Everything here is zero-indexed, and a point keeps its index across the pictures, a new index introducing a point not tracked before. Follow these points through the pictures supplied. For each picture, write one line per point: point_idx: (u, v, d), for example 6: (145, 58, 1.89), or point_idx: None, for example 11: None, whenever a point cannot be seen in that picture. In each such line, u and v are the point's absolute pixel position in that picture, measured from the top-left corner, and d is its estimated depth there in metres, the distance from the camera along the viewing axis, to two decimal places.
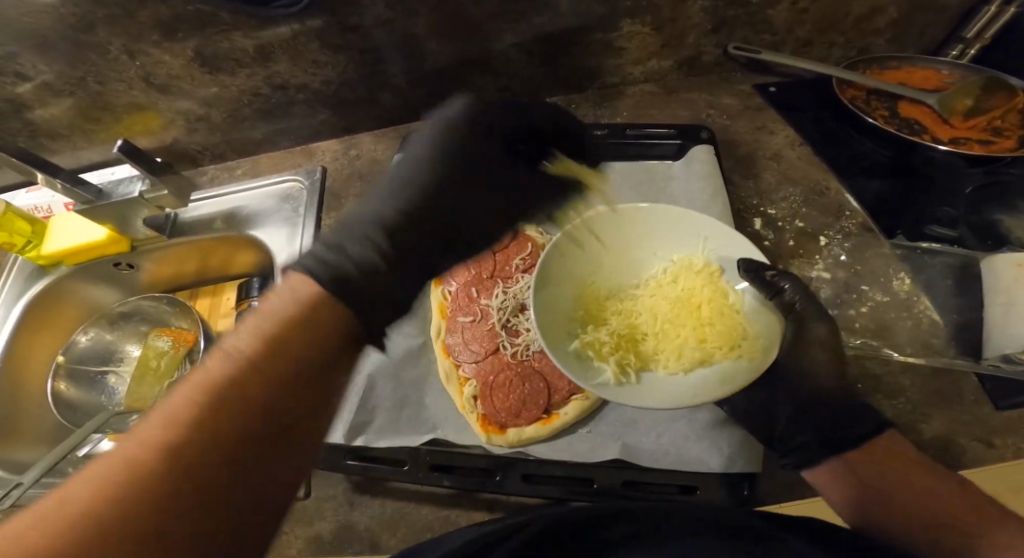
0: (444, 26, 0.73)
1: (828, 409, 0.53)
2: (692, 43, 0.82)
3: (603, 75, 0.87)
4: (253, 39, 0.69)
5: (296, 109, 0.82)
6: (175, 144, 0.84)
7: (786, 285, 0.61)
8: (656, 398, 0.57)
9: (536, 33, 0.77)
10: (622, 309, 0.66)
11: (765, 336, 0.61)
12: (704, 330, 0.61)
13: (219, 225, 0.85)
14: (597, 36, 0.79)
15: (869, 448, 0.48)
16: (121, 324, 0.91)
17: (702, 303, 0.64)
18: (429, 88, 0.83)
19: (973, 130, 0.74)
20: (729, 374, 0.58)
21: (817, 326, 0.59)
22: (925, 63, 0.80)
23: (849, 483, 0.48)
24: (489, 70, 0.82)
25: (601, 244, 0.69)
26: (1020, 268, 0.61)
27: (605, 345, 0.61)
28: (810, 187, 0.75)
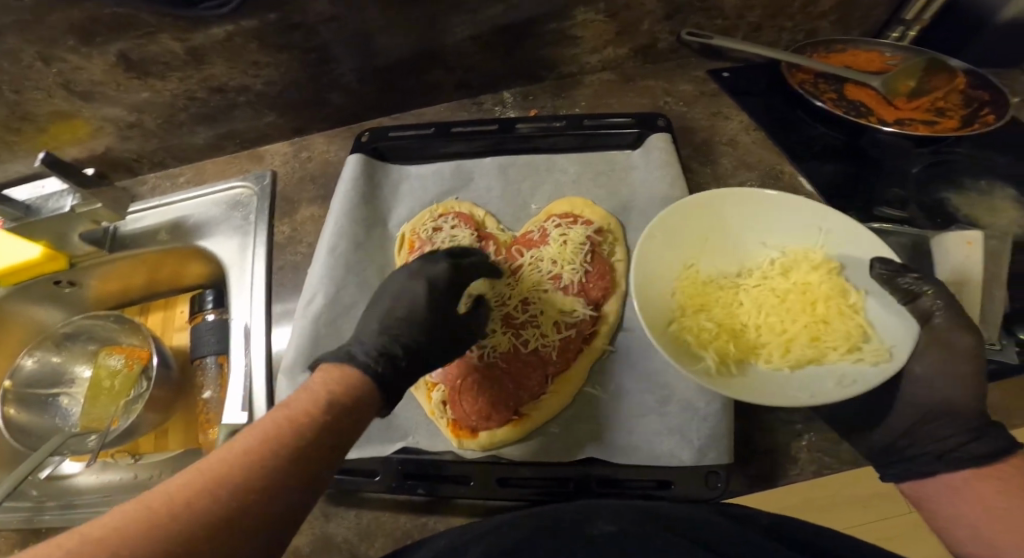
0: (391, 21, 0.71)
1: (960, 422, 0.51)
2: (645, 30, 0.81)
3: (560, 65, 0.85)
4: (183, 42, 0.65)
5: (238, 112, 0.78)
6: (108, 152, 0.79)
7: (926, 290, 0.52)
8: (763, 393, 0.53)
9: (487, 25, 0.75)
10: (724, 297, 0.61)
11: (896, 344, 0.54)
12: (819, 328, 0.56)
13: (164, 237, 0.81)
14: (550, 26, 0.78)
15: (986, 467, 0.48)
16: (67, 344, 0.86)
17: (820, 297, 0.58)
18: (380, 85, 0.81)
19: (917, 111, 0.75)
20: (848, 381, 0.52)
21: (957, 333, 0.51)
22: (867, 45, 0.81)
23: (955, 497, 0.48)
24: (442, 65, 0.80)
25: (697, 228, 0.64)
26: (970, 245, 0.59)
27: (707, 332, 0.57)
28: (766, 171, 0.76)
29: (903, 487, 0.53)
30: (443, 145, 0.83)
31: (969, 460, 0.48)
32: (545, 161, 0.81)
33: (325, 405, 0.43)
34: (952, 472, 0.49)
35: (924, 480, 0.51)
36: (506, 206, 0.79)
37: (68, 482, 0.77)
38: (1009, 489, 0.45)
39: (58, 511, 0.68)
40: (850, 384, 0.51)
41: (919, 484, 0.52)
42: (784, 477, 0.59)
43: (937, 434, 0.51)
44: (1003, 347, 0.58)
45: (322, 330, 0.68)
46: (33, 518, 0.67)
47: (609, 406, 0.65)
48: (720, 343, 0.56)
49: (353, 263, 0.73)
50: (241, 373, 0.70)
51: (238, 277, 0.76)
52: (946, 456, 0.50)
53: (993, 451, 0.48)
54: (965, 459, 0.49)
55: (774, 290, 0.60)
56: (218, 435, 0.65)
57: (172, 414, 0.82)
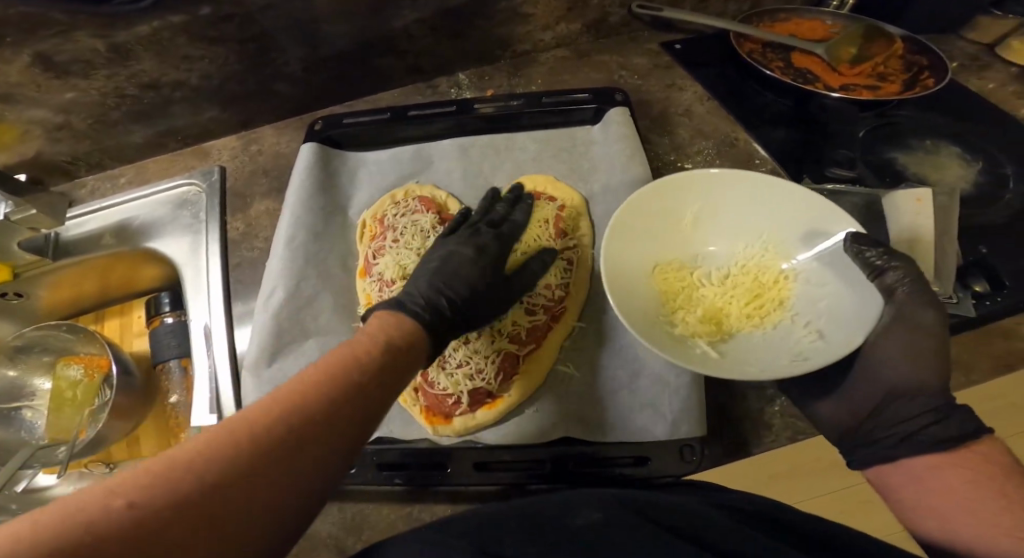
0: (336, 6, 0.68)
1: (923, 401, 0.50)
2: (596, 5, 0.81)
3: (512, 44, 0.84)
4: (105, 39, 0.62)
5: (177, 107, 0.74)
6: (40, 157, 0.75)
7: (895, 267, 0.54)
8: (737, 368, 0.53)
9: (435, 7, 0.73)
10: (693, 286, 0.62)
11: (849, 314, 0.55)
12: (765, 310, 0.59)
13: (109, 241, 0.77)
14: (500, 5, 0.76)
15: (949, 454, 0.46)
16: (21, 357, 0.82)
17: (765, 281, 0.61)
18: (328, 73, 0.78)
19: (860, 76, 0.77)
20: (807, 352, 0.53)
21: (921, 309, 0.53)
22: (810, 14, 0.82)
23: (921, 486, 0.46)
24: (391, 50, 0.78)
25: (668, 214, 0.65)
26: (919, 203, 0.61)
27: (686, 317, 0.59)
28: (721, 139, 0.76)
29: (867, 474, 0.51)
30: (401, 129, 0.81)
31: (933, 444, 0.47)
32: (505, 141, 0.80)
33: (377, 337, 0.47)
34: (915, 455, 0.47)
35: (885, 467, 0.50)
36: (467, 186, 0.78)
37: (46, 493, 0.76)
38: (977, 477, 0.43)
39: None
40: (809, 358, 0.52)
41: (884, 470, 0.50)
42: (757, 441, 0.60)
43: (905, 415, 0.50)
44: (960, 300, 0.59)
45: (284, 322, 0.67)
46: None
47: (581, 384, 0.66)
48: (698, 327, 0.58)
49: (325, 255, 0.73)
50: (205, 376, 0.69)
51: (194, 278, 0.74)
52: (909, 439, 0.48)
53: (960, 435, 0.46)
54: (927, 443, 0.47)
55: (732, 279, 0.63)
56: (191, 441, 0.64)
57: (144, 419, 0.81)
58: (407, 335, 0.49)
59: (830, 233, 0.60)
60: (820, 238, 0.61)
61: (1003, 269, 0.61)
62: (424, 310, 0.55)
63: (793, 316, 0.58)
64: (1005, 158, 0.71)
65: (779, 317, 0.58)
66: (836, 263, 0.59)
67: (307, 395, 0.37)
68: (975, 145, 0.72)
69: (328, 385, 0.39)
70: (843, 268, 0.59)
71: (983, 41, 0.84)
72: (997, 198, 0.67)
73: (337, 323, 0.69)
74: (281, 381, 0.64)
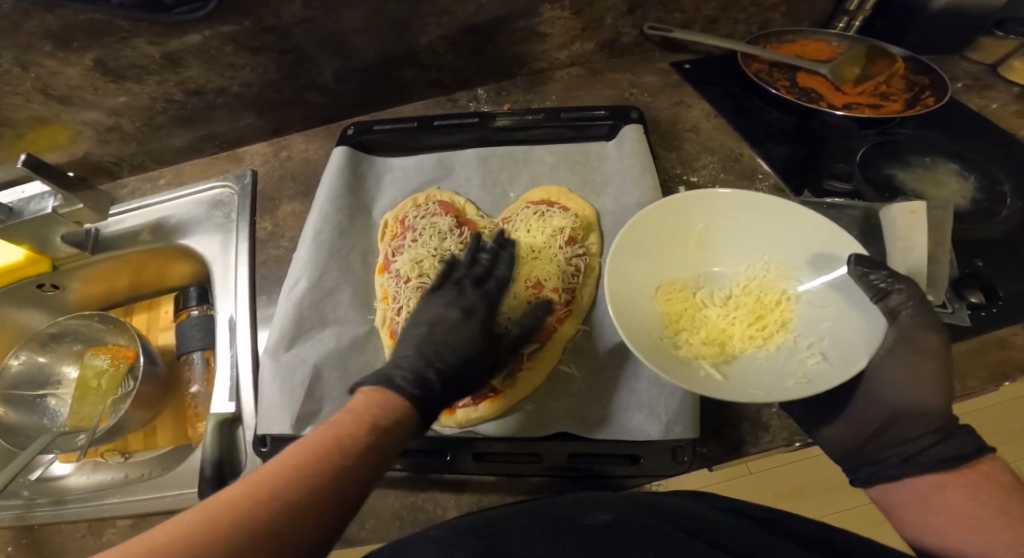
0: (369, 22, 0.73)
1: (925, 422, 0.50)
2: (611, 25, 0.85)
3: (530, 61, 0.88)
4: (158, 46, 0.67)
5: (217, 114, 0.80)
6: (87, 157, 0.81)
7: (897, 289, 0.54)
8: (739, 393, 0.53)
9: (460, 25, 0.78)
10: (696, 308, 0.63)
11: (857, 335, 0.56)
12: (768, 332, 0.59)
13: (145, 237, 0.82)
14: (520, 24, 0.81)
15: (954, 473, 0.46)
16: (52, 345, 0.87)
17: (768, 301, 0.61)
18: (357, 84, 0.83)
19: (862, 95, 0.79)
20: (810, 375, 0.54)
21: (925, 333, 0.53)
22: (815, 35, 0.85)
23: (926, 504, 0.46)
24: (417, 64, 0.83)
25: (671, 236, 0.66)
26: (913, 215, 0.63)
27: (690, 338, 0.59)
28: (726, 154, 0.79)
29: (870, 492, 0.52)
30: (426, 138, 0.85)
31: (934, 465, 0.47)
32: (524, 152, 0.83)
33: (369, 417, 0.48)
34: (917, 475, 0.48)
35: (887, 486, 0.50)
36: (486, 195, 0.82)
37: (59, 482, 0.78)
38: (978, 495, 0.43)
39: (50, 506, 0.68)
40: (813, 379, 0.53)
41: (885, 489, 0.50)
42: (757, 444, 0.62)
43: (907, 438, 0.50)
44: (954, 310, 0.61)
45: (304, 313, 0.70)
46: (26, 514, 0.68)
47: (582, 383, 0.68)
48: (701, 348, 0.58)
49: (352, 258, 0.77)
50: (226, 364, 0.73)
51: (224, 274, 0.78)
52: (911, 459, 0.48)
53: (964, 453, 0.46)
54: (931, 463, 0.47)
55: (735, 300, 0.63)
56: (207, 425, 0.67)
57: (161, 412, 0.85)
58: (394, 413, 0.51)
59: (836, 258, 0.61)
60: (827, 262, 0.62)
61: (1000, 282, 0.63)
62: (414, 386, 0.55)
63: (797, 337, 0.58)
64: (1004, 176, 0.73)
65: (782, 339, 0.58)
66: (840, 287, 0.60)
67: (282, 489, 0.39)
68: (976, 162, 0.74)
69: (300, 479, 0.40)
70: (845, 289, 0.60)
71: (986, 61, 0.87)
72: (995, 213, 0.69)
73: (355, 316, 0.72)
74: (298, 364, 0.67)
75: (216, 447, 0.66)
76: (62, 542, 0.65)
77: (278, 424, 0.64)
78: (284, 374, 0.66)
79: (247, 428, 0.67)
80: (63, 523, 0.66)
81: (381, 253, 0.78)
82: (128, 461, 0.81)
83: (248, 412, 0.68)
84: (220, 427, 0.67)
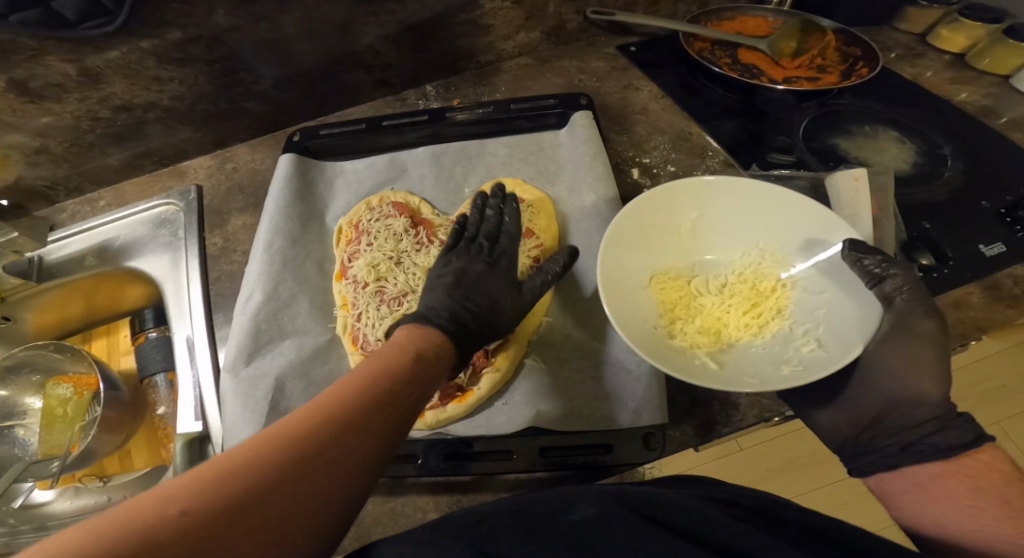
0: (303, 24, 0.71)
1: (927, 408, 0.50)
2: (553, 12, 0.84)
3: (475, 55, 0.87)
4: (75, 63, 0.64)
5: (151, 128, 0.77)
6: (19, 182, 0.77)
7: (894, 275, 0.54)
8: (735, 381, 0.54)
9: (401, 23, 0.76)
10: (692, 297, 0.63)
11: (846, 320, 0.57)
12: (766, 319, 0.60)
13: (90, 262, 0.79)
14: (461, 17, 0.79)
15: (954, 464, 0.46)
16: (10, 378, 0.84)
17: (763, 289, 0.62)
18: (299, 90, 0.81)
19: (802, 69, 0.80)
20: (806, 363, 0.55)
21: (923, 320, 0.53)
22: (753, 11, 0.86)
23: (925, 494, 0.46)
24: (360, 65, 0.81)
25: (667, 226, 0.67)
26: (857, 182, 0.64)
27: (685, 328, 0.60)
28: (676, 134, 0.79)
29: (870, 482, 0.52)
30: (375, 139, 0.83)
31: (937, 454, 0.47)
32: (476, 147, 0.82)
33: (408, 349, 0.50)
34: (917, 464, 0.48)
35: (888, 476, 0.50)
36: (440, 192, 0.80)
37: (43, 508, 0.77)
38: (980, 486, 0.44)
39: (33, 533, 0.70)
40: (809, 368, 0.54)
41: (885, 479, 0.50)
42: (727, 423, 0.62)
43: (907, 424, 0.51)
44: None
45: (262, 327, 0.69)
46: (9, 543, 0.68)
47: (551, 375, 0.68)
48: (696, 338, 0.59)
49: (309, 269, 0.75)
50: (188, 385, 0.71)
51: (176, 293, 0.76)
52: (910, 448, 0.49)
53: (962, 442, 0.46)
54: (931, 451, 0.48)
55: (730, 287, 0.64)
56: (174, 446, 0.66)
57: (133, 432, 0.83)
58: (432, 348, 0.52)
59: (828, 242, 0.62)
60: (819, 246, 0.62)
61: (947, 244, 0.64)
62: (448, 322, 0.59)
63: (792, 325, 0.59)
64: (944, 139, 0.74)
65: (777, 326, 0.60)
66: (832, 273, 0.60)
67: (347, 409, 0.40)
68: (916, 127, 0.75)
69: (347, 409, 0.40)
70: (839, 276, 0.60)
71: (914, 31, 0.88)
72: (938, 175, 0.70)
73: (313, 325, 0.71)
74: (259, 379, 0.66)
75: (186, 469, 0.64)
76: None
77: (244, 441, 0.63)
78: (245, 390, 0.65)
79: (216, 446, 0.66)
80: None
81: (338, 260, 0.76)
82: (107, 484, 0.80)
83: (214, 431, 0.67)
84: (189, 446, 0.66)
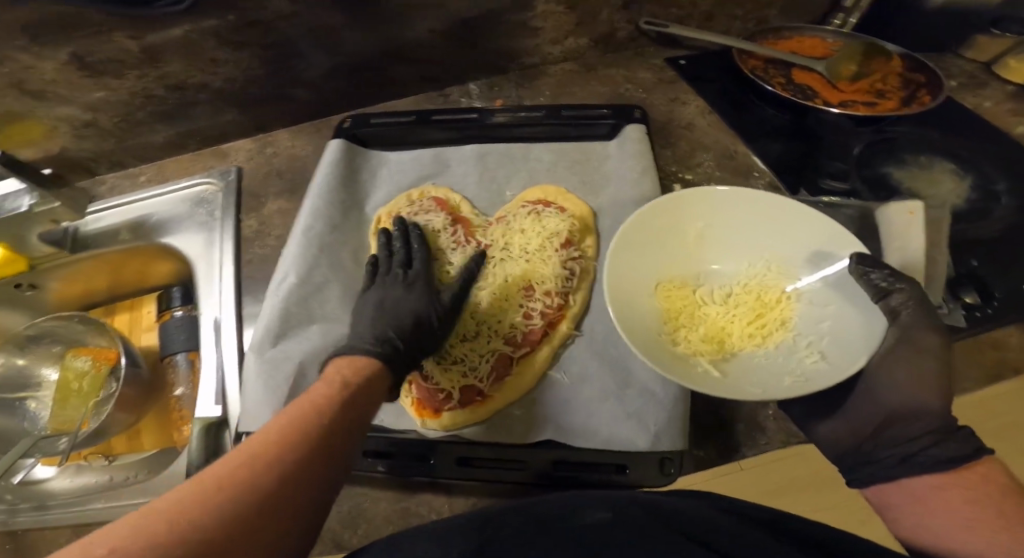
0: (356, 16, 0.70)
1: (925, 423, 0.48)
2: (605, 20, 0.83)
3: (522, 57, 0.85)
4: (138, 40, 0.64)
5: (197, 110, 0.76)
6: (63, 154, 0.76)
7: (898, 289, 0.52)
8: (736, 389, 0.51)
9: (456, 18, 0.75)
10: (696, 305, 0.60)
11: (852, 332, 0.53)
12: (770, 331, 0.57)
13: (125, 237, 0.78)
14: (513, 17, 0.78)
15: (953, 474, 0.44)
16: (31, 347, 0.84)
17: (768, 300, 0.59)
18: (346, 82, 0.80)
19: (859, 93, 0.78)
20: (809, 374, 0.51)
21: (929, 335, 0.51)
22: (812, 32, 0.85)
23: (922, 505, 0.45)
24: (407, 59, 0.79)
25: (674, 230, 0.64)
26: (910, 215, 0.62)
27: (688, 336, 0.57)
28: (722, 152, 0.78)
29: (869, 493, 0.50)
30: (422, 133, 0.82)
31: (933, 464, 0.45)
32: (523, 150, 0.81)
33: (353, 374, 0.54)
34: (913, 475, 0.47)
35: (889, 487, 0.48)
36: (482, 192, 0.80)
37: (43, 486, 0.74)
38: (976, 496, 0.41)
39: (32, 512, 0.66)
40: (811, 378, 0.51)
41: (884, 490, 0.49)
42: (753, 446, 0.61)
43: (905, 437, 0.49)
44: (949, 310, 0.60)
45: (291, 310, 0.68)
46: (9, 520, 0.66)
47: (572, 390, 0.66)
48: (699, 346, 0.56)
49: (343, 258, 0.74)
50: (209, 366, 0.70)
51: (208, 273, 0.75)
52: (908, 460, 0.47)
53: (958, 454, 0.44)
54: (930, 463, 0.45)
55: (734, 298, 0.61)
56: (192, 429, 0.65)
57: (145, 414, 0.82)
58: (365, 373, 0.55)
59: (835, 257, 0.59)
60: (826, 260, 0.59)
61: (996, 282, 0.63)
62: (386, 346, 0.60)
63: (797, 336, 0.56)
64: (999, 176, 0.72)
65: (781, 337, 0.56)
66: (841, 286, 0.57)
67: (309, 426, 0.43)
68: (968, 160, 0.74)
69: (309, 436, 0.43)
70: (846, 289, 0.57)
71: (980, 59, 0.87)
72: (989, 213, 0.69)
73: (342, 312, 0.70)
74: (283, 361, 0.65)
75: (201, 452, 0.63)
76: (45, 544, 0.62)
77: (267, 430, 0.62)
78: (268, 371, 0.64)
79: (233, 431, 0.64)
80: (43, 529, 0.63)
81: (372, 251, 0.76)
82: (112, 464, 0.79)
83: (233, 415, 0.66)
84: (206, 431, 0.64)
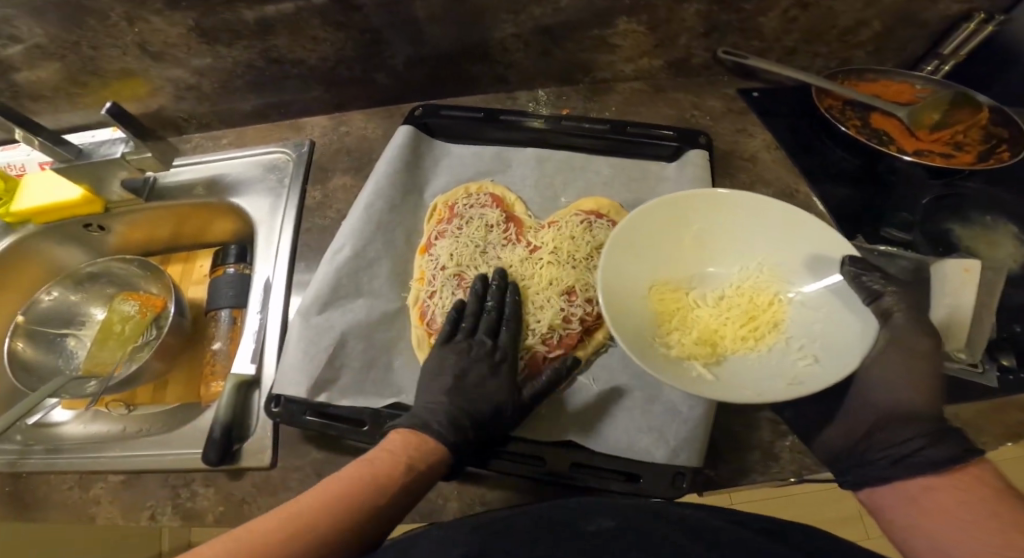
0: (447, 12, 0.67)
1: (918, 426, 0.47)
2: (683, 46, 0.75)
3: (594, 72, 0.78)
4: (258, 12, 0.62)
5: (290, 83, 0.73)
6: (161, 111, 0.78)
7: (886, 291, 0.52)
8: (731, 394, 0.50)
9: (536, 23, 0.71)
10: (688, 306, 0.59)
11: (848, 337, 0.53)
12: (762, 335, 0.56)
13: (200, 192, 0.80)
14: (592, 32, 0.72)
15: (948, 475, 0.43)
16: (85, 285, 0.87)
17: (760, 302, 0.58)
18: (426, 72, 0.76)
19: (937, 143, 0.75)
20: (802, 378, 0.51)
21: (918, 336, 0.51)
22: (900, 76, 0.78)
23: (915, 506, 0.43)
24: (486, 58, 0.75)
25: (667, 231, 0.62)
26: (966, 273, 0.59)
27: (681, 338, 0.56)
28: (782, 189, 0.77)
29: (860, 495, 0.48)
30: (493, 130, 0.76)
31: (932, 465, 0.43)
32: (585, 162, 0.75)
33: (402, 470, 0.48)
34: (909, 477, 0.44)
35: (879, 488, 0.46)
36: (536, 196, 0.75)
37: (56, 428, 0.77)
38: (971, 497, 0.40)
39: (44, 454, 0.64)
40: (804, 382, 0.50)
41: (875, 492, 0.47)
42: (763, 473, 0.56)
43: (896, 440, 0.47)
44: (983, 369, 0.60)
45: (341, 278, 0.66)
46: (18, 461, 0.64)
47: (600, 398, 0.61)
48: (693, 348, 0.55)
49: (399, 242, 0.72)
50: (253, 327, 0.70)
51: (268, 241, 0.74)
52: (903, 461, 0.45)
53: (949, 457, 0.43)
54: (925, 465, 0.44)
55: (725, 299, 0.60)
56: (225, 385, 0.64)
57: (177, 366, 0.83)
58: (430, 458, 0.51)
59: (832, 261, 0.58)
60: (823, 265, 0.58)
61: None
62: (444, 426, 0.54)
63: (788, 338, 0.55)
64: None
65: (774, 340, 0.55)
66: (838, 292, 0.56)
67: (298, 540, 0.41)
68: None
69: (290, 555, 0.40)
70: (844, 293, 0.57)
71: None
72: None
73: (389, 291, 0.69)
74: (326, 328, 0.63)
75: (230, 407, 0.62)
76: (48, 491, 0.61)
77: (310, 406, 0.60)
78: (309, 336, 0.63)
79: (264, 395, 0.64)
80: (52, 473, 0.62)
81: (424, 235, 0.73)
82: (131, 413, 0.80)
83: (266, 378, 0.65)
84: (237, 390, 0.64)
